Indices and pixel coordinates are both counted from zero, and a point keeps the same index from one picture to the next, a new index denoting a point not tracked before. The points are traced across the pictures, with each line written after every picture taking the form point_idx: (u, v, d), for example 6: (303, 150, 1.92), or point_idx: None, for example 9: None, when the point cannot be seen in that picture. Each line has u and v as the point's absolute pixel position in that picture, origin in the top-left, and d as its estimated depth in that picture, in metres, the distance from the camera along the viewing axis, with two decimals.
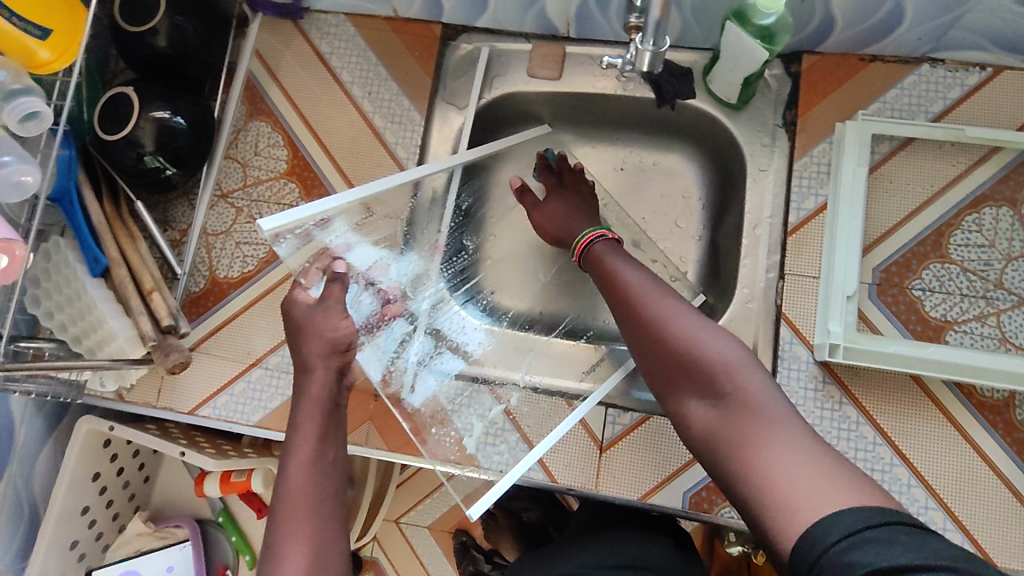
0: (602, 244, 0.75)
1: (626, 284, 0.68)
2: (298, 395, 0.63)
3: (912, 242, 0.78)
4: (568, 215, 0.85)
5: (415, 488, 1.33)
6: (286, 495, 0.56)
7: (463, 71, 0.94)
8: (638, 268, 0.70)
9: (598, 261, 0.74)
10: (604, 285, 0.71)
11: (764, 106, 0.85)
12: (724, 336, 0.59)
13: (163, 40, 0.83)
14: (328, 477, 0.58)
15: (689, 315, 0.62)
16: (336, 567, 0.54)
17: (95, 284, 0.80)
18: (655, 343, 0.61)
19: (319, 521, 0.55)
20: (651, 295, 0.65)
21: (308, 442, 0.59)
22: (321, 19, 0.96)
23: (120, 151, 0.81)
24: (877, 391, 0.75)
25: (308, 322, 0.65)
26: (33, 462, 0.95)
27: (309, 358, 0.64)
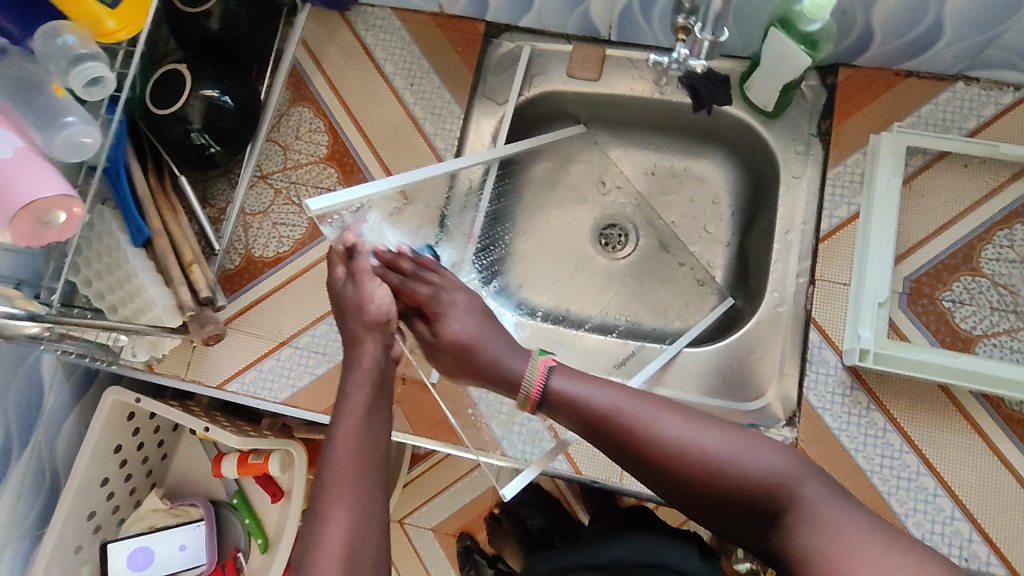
0: (555, 374, 0.63)
1: (609, 408, 0.59)
2: (348, 366, 0.65)
3: (943, 255, 0.79)
4: (482, 331, 0.68)
5: (422, 487, 1.32)
6: (333, 460, 0.58)
7: (503, 68, 0.96)
8: (612, 390, 0.61)
9: (555, 391, 0.62)
10: (578, 421, 0.61)
11: (800, 115, 0.86)
12: (750, 443, 0.56)
13: (216, 22, 0.86)
14: (373, 447, 0.60)
15: (700, 431, 0.57)
16: (377, 534, 0.55)
17: (136, 254, 0.82)
18: (681, 479, 0.56)
19: (362, 489, 0.56)
20: (641, 412, 0.58)
21: (355, 413, 0.61)
22: (368, 12, 0.98)
23: (168, 125, 0.83)
24: (905, 399, 0.76)
25: (352, 299, 0.67)
26: (57, 429, 0.96)
27: (355, 331, 0.66)
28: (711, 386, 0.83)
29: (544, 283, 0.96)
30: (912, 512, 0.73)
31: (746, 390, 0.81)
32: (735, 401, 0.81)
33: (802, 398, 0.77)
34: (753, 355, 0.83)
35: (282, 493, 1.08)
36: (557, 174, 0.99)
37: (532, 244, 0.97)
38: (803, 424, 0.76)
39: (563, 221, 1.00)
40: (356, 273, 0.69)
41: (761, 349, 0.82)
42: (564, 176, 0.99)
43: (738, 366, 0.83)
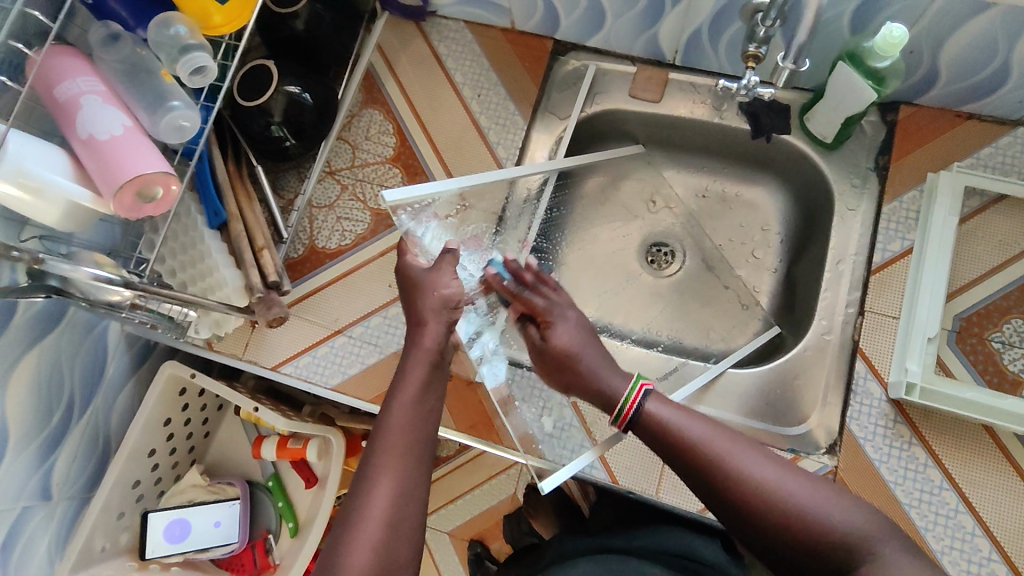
0: (650, 399, 0.65)
1: (699, 442, 0.60)
2: (409, 343, 0.68)
3: (996, 297, 0.79)
4: (582, 345, 0.75)
5: (443, 491, 1.34)
6: (385, 431, 0.61)
7: (568, 85, 0.99)
8: (703, 422, 0.62)
9: (650, 415, 0.64)
10: (664, 446, 0.62)
11: (858, 149, 0.88)
12: (839, 500, 0.56)
13: (302, 23, 0.91)
14: (424, 423, 0.62)
15: (793, 478, 0.57)
16: (418, 505, 0.58)
17: (212, 235, 0.86)
18: (764, 519, 0.56)
19: (408, 460, 0.60)
20: (734, 452, 0.59)
21: (412, 388, 0.64)
22: (443, 24, 1.03)
23: (251, 116, 0.88)
24: (949, 436, 0.76)
25: (423, 279, 0.71)
26: (115, 397, 1.01)
27: (423, 313, 0.69)
28: (752, 408, 0.84)
29: (590, 293, 0.99)
30: (949, 550, 0.72)
31: (789, 414, 0.82)
32: (776, 425, 0.82)
33: (845, 427, 0.78)
34: (798, 380, 0.84)
35: (315, 479, 1.12)
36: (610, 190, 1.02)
37: (581, 258, 1.00)
38: (845, 452, 0.77)
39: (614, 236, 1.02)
40: (434, 260, 0.73)
41: (806, 375, 0.83)
42: (614, 192, 1.02)
43: (782, 391, 0.84)
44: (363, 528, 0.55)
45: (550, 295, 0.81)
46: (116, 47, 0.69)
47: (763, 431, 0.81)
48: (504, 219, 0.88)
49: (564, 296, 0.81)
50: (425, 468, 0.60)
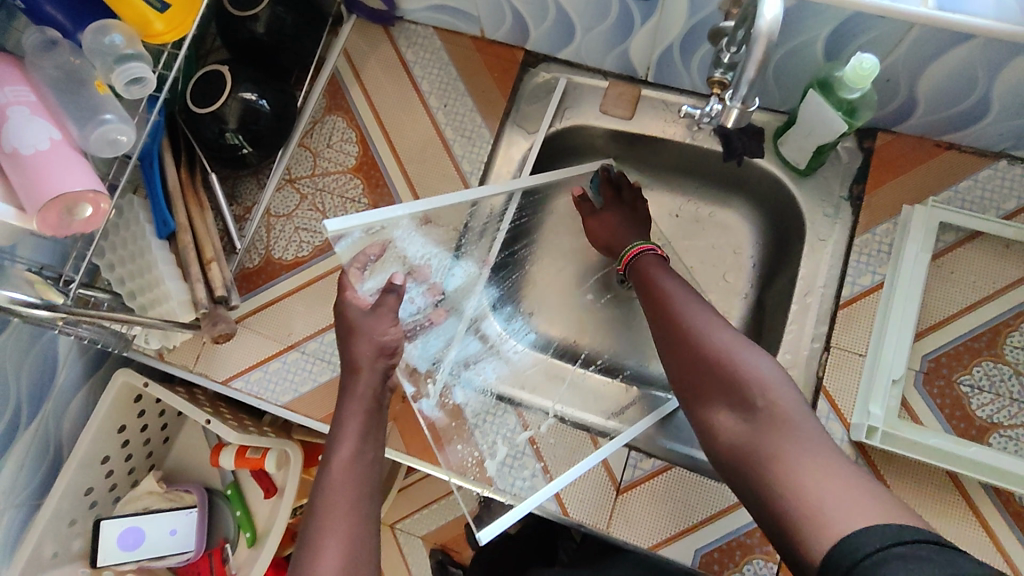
0: (648, 256, 0.79)
1: (661, 295, 0.71)
2: (344, 395, 0.69)
3: (966, 337, 0.76)
4: (620, 227, 0.89)
5: (416, 495, 1.37)
6: (328, 486, 0.61)
7: (537, 98, 0.96)
8: (676, 280, 0.73)
9: (643, 275, 0.76)
10: (645, 292, 0.74)
11: (832, 176, 0.85)
12: (757, 354, 0.60)
13: (262, 26, 0.88)
14: (366, 471, 0.63)
15: (727, 334, 0.62)
16: (370, 555, 0.58)
17: (159, 245, 0.84)
18: (688, 351, 0.63)
19: (354, 511, 0.60)
20: (687, 304, 0.67)
21: (351, 438, 0.65)
22: (411, 29, 0.99)
23: (204, 123, 0.86)
24: (911, 483, 0.73)
25: (362, 323, 0.71)
26: (67, 403, 0.99)
27: (357, 358, 0.70)
28: None
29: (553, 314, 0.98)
30: None
31: None
32: None
33: None
34: None
35: (274, 490, 1.08)
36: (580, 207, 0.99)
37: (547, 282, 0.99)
38: None
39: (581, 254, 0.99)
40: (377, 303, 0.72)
41: None
42: None
43: None
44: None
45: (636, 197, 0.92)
46: (52, 53, 0.66)
47: None
48: (463, 241, 0.84)
49: (636, 195, 0.92)
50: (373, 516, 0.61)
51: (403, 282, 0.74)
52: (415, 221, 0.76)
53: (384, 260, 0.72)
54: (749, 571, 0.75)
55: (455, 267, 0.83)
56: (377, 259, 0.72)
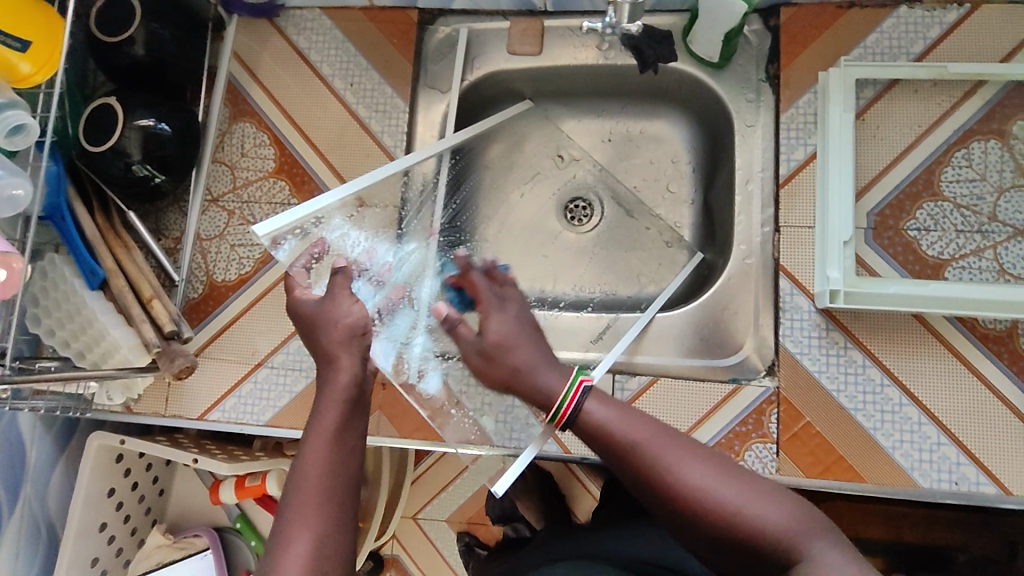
0: (589, 397, 0.59)
1: (637, 441, 0.56)
2: (323, 383, 0.62)
3: (903, 184, 0.77)
4: (516, 334, 0.66)
5: (431, 481, 1.38)
6: (298, 485, 0.56)
7: (443, 54, 0.94)
8: (635, 419, 0.57)
9: (588, 423, 0.58)
10: (601, 448, 0.58)
11: (747, 62, 0.86)
12: (763, 489, 0.53)
13: (141, 48, 0.83)
14: (345, 467, 0.58)
15: (724, 480, 0.53)
16: (339, 558, 0.54)
17: (94, 296, 0.80)
18: (697, 520, 0.52)
19: (325, 513, 0.55)
20: (668, 447, 0.55)
21: (328, 432, 0.59)
22: (297, 15, 0.95)
23: (107, 161, 0.81)
24: (881, 333, 0.75)
25: (319, 315, 0.65)
26: (47, 480, 0.95)
27: (330, 348, 0.63)
28: (690, 347, 0.83)
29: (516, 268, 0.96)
30: (899, 443, 0.73)
31: (725, 345, 0.81)
32: (714, 358, 0.81)
33: (780, 347, 0.77)
34: (728, 310, 0.83)
35: None
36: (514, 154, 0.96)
37: (498, 236, 0.95)
38: (783, 371, 0.77)
39: (523, 203, 0.97)
40: (328, 289, 0.66)
41: (735, 303, 0.83)
42: (520, 154, 0.96)
43: (715, 324, 0.83)
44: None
45: (492, 281, 0.74)
46: None
47: (703, 368, 0.81)
48: (402, 216, 0.82)
49: (500, 287, 0.73)
50: (347, 516, 0.57)
51: (359, 273, 0.72)
52: (346, 207, 0.75)
53: (329, 255, 0.70)
54: (752, 458, 0.75)
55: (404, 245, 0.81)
56: (324, 253, 0.70)
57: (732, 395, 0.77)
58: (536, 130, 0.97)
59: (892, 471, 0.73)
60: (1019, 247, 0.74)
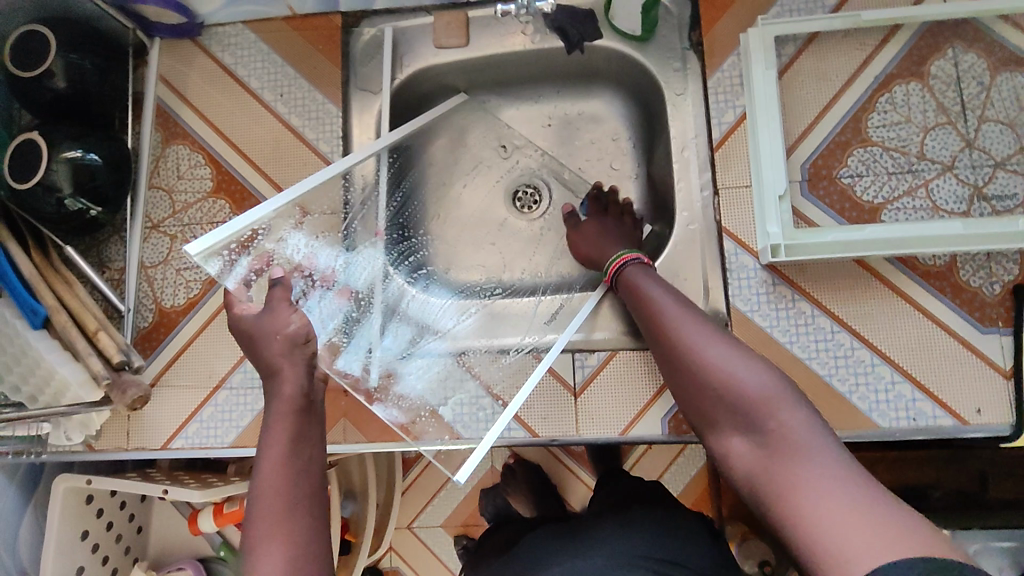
0: (636, 266, 0.76)
1: (652, 300, 0.69)
2: (270, 398, 0.62)
3: (832, 134, 0.79)
4: (608, 237, 0.85)
5: (421, 489, 1.38)
6: (261, 499, 0.56)
7: (370, 56, 0.93)
8: (668, 291, 0.70)
9: (625, 280, 0.75)
10: (633, 304, 0.72)
11: (670, 33, 0.86)
12: (758, 362, 0.58)
13: (62, 80, 0.82)
14: (303, 477, 0.58)
15: (723, 345, 0.60)
16: (315, 567, 0.54)
17: (38, 336, 0.78)
18: (692, 372, 0.60)
19: (291, 522, 0.55)
20: (681, 316, 0.65)
21: (278, 444, 0.59)
22: (219, 32, 0.94)
23: (37, 198, 0.79)
24: (827, 282, 0.76)
25: (258, 327, 0.64)
26: (16, 530, 0.93)
27: (272, 360, 0.63)
28: None
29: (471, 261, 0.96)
30: (855, 387, 0.75)
31: None
32: None
33: (730, 306, 0.78)
34: (681, 278, 0.82)
35: None
36: (456, 148, 0.96)
37: (445, 229, 0.96)
38: (736, 330, 0.78)
39: (469, 196, 0.98)
40: (266, 301, 0.66)
41: (686, 270, 0.82)
42: (464, 149, 0.97)
43: None
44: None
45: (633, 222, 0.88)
46: None
47: None
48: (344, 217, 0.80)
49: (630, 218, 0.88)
50: (316, 521, 0.57)
51: (307, 294, 0.70)
52: (287, 214, 0.72)
53: (270, 265, 0.68)
54: None
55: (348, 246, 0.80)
56: (265, 265, 0.67)
57: None
58: (476, 122, 0.97)
59: (851, 414, 0.74)
60: (950, 183, 0.76)
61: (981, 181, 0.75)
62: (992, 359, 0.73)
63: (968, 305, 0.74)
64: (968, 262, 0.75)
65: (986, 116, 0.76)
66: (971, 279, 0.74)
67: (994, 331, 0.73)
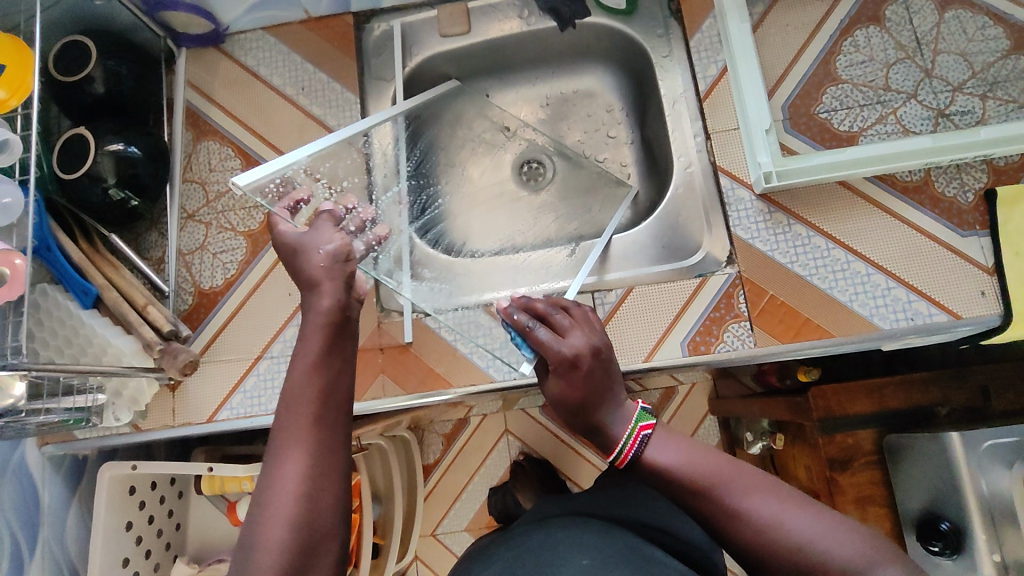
0: (648, 444, 0.63)
1: (705, 481, 0.59)
2: (309, 309, 0.65)
3: (806, 77, 0.88)
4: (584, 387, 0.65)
5: (443, 494, 1.40)
6: (289, 408, 0.60)
7: (382, 49, 1.02)
8: (699, 453, 0.62)
9: (657, 472, 0.61)
10: (675, 493, 0.61)
11: (651, 5, 0.97)
12: (822, 517, 0.57)
13: (101, 84, 0.88)
14: (332, 392, 0.62)
15: (786, 510, 0.57)
16: (332, 477, 0.58)
17: (89, 314, 0.83)
18: (765, 554, 0.56)
19: (316, 432, 0.59)
20: (731, 483, 0.59)
21: (312, 357, 0.63)
22: (241, 39, 1.03)
23: (85, 188, 0.85)
24: (818, 205, 0.84)
25: (303, 242, 0.68)
26: (63, 521, 0.95)
27: (313, 273, 0.66)
28: (655, 257, 0.91)
29: (485, 227, 1.01)
30: (856, 296, 0.81)
31: (686, 249, 0.89)
32: (680, 261, 0.89)
33: (732, 236, 0.85)
34: (681, 217, 0.91)
35: None
36: (460, 123, 1.02)
37: (460, 195, 1.02)
38: (740, 256, 0.84)
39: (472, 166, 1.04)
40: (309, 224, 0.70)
41: (685, 212, 0.91)
42: (462, 119, 1.02)
43: (673, 231, 0.91)
44: (275, 510, 0.55)
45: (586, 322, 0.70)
46: None
47: (670, 272, 0.88)
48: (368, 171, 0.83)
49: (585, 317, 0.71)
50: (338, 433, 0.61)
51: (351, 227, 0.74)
52: (316, 162, 0.76)
53: (313, 200, 0.73)
54: (731, 338, 0.82)
55: (372, 197, 0.82)
56: (308, 201, 0.72)
57: (701, 287, 0.84)
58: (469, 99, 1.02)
59: (855, 321, 0.80)
60: (915, 108, 0.85)
61: (943, 104, 0.84)
62: (974, 258, 0.80)
63: (947, 213, 0.81)
64: (941, 175, 0.83)
65: (939, 49, 0.86)
66: (946, 190, 0.82)
67: (973, 234, 0.81)
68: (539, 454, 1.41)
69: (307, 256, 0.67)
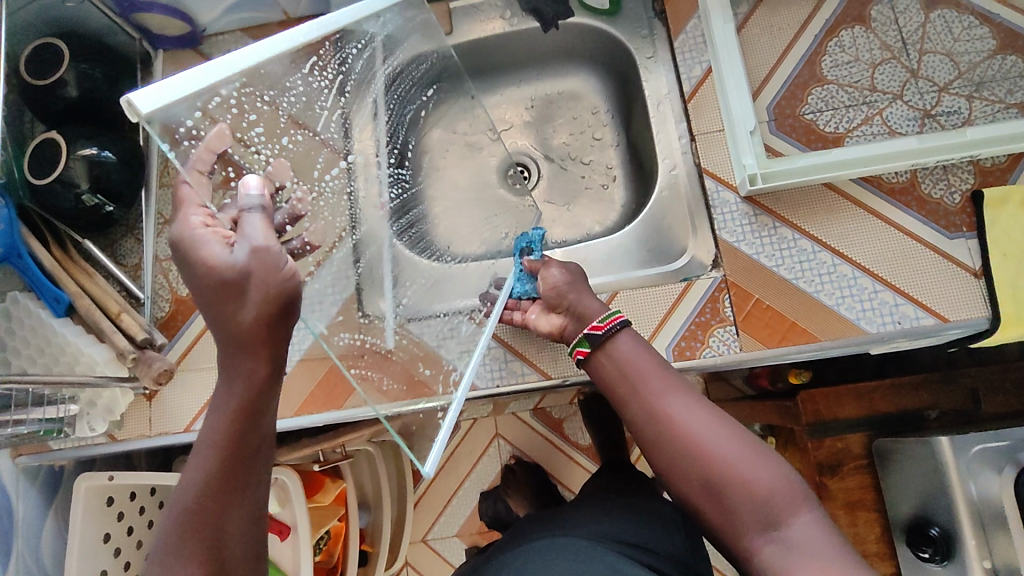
0: (622, 337, 0.78)
1: (639, 374, 0.75)
2: (226, 383, 0.61)
3: (791, 77, 0.87)
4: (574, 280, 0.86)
5: (432, 500, 1.39)
6: (192, 497, 0.58)
7: None
8: (647, 356, 0.77)
9: (614, 358, 0.78)
10: (615, 378, 0.77)
11: (635, 6, 0.96)
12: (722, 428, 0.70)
13: (74, 88, 0.86)
14: (245, 475, 0.60)
15: (695, 415, 0.71)
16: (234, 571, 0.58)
17: (61, 322, 0.82)
18: (666, 441, 0.71)
19: (219, 526, 0.58)
20: (660, 383, 0.74)
21: (222, 444, 0.59)
22: (219, 40, 1.02)
23: (57, 194, 0.83)
24: (804, 207, 0.83)
25: (247, 273, 0.58)
26: (38, 533, 0.93)
27: (242, 339, 0.59)
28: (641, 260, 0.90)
29: (453, 216, 0.97)
30: (842, 299, 0.80)
31: (672, 253, 0.88)
32: (666, 264, 0.88)
33: (718, 239, 0.84)
34: (667, 219, 0.90)
35: (287, 527, 0.98)
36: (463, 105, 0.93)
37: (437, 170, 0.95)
38: (726, 259, 0.83)
39: (455, 151, 0.96)
40: (241, 234, 0.59)
41: (671, 214, 0.90)
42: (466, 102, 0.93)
43: (659, 233, 0.91)
44: None
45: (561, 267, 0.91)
46: None
47: (657, 275, 0.87)
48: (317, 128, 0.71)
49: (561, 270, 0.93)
50: (231, 512, 0.58)
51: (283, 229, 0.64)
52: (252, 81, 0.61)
53: (232, 165, 0.60)
54: (717, 343, 0.81)
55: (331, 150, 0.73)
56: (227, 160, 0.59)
57: (686, 292, 0.83)
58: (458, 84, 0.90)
59: (842, 324, 0.79)
60: (901, 109, 0.84)
61: (929, 105, 0.84)
62: (961, 260, 0.79)
63: (934, 215, 0.81)
64: (928, 177, 0.82)
65: (925, 49, 0.86)
66: (933, 192, 0.81)
67: (960, 236, 0.80)
68: (531, 458, 1.39)
69: (243, 300, 0.58)
